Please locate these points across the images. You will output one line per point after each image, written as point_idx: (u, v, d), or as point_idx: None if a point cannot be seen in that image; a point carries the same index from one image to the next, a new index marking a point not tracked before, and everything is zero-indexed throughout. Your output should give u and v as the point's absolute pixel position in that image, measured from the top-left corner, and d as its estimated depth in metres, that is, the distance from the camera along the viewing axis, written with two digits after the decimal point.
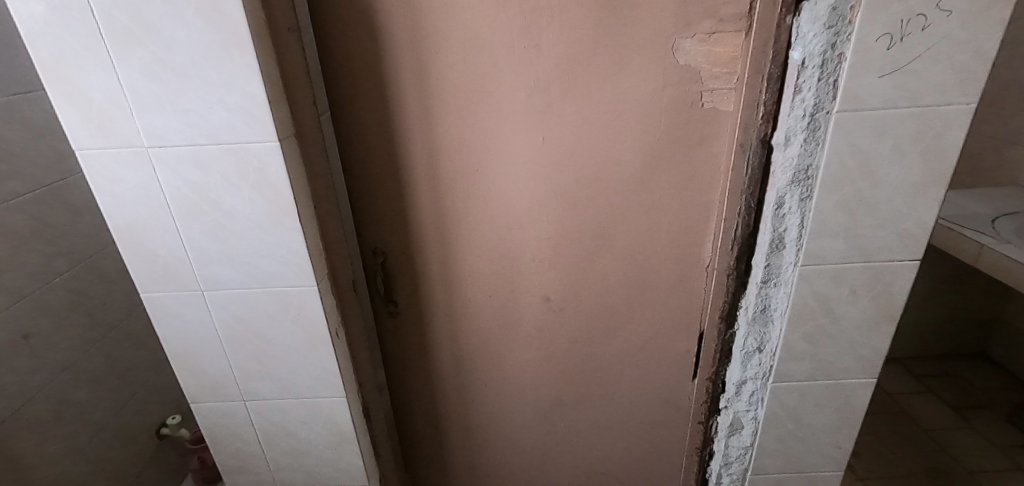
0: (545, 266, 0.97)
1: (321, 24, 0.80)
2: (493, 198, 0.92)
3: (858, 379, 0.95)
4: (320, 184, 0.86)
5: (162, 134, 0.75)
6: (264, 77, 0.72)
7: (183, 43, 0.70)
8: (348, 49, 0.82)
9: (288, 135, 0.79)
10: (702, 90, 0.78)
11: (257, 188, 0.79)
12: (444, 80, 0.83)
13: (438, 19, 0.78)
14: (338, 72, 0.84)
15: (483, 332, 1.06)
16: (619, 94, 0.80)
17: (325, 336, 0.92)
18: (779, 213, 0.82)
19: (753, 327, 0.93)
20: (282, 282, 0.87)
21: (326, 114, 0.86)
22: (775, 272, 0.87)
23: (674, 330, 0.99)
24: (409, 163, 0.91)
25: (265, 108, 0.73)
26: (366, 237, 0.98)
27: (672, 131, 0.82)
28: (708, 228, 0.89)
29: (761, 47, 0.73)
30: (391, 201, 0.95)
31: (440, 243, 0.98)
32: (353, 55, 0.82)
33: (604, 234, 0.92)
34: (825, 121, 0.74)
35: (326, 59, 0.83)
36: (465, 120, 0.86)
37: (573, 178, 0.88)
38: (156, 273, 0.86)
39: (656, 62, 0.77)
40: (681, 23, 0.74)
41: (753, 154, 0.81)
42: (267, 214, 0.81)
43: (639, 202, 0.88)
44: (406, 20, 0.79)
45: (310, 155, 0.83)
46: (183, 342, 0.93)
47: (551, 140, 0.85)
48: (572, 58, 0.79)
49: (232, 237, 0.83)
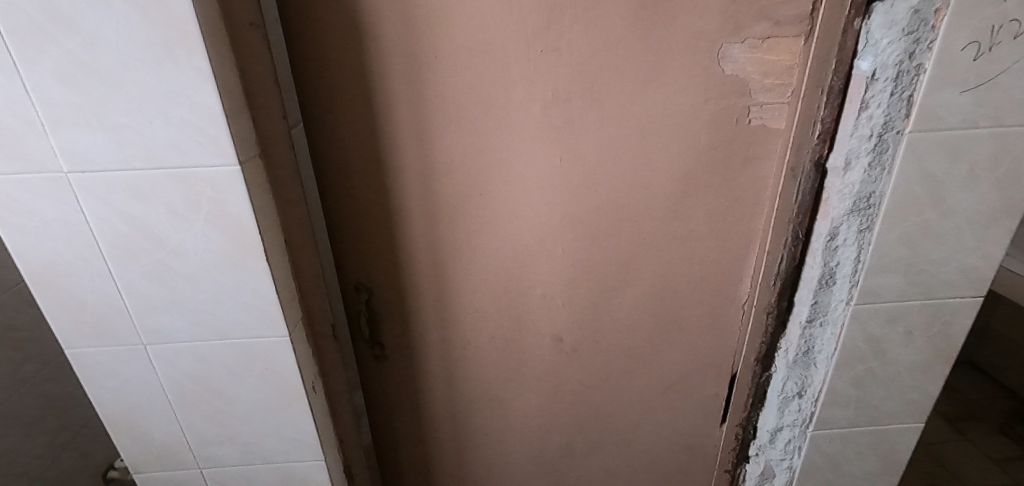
0: (557, 304, 0.84)
1: (291, 19, 0.65)
2: (500, 227, 0.79)
3: (906, 424, 0.85)
4: (293, 213, 0.71)
5: (86, 155, 0.59)
6: (217, 84, 0.57)
7: (110, 41, 0.54)
8: (325, 50, 0.67)
9: (251, 156, 0.64)
10: (750, 105, 0.66)
11: (213, 221, 0.63)
12: (444, 88, 0.69)
13: (438, 15, 0.64)
14: (313, 77, 0.69)
15: (483, 377, 0.92)
16: (652, 109, 0.68)
17: (299, 392, 0.77)
18: (831, 245, 0.72)
19: (794, 371, 0.83)
20: (245, 333, 0.72)
21: (297, 128, 0.71)
22: (821, 310, 0.77)
23: (701, 373, 0.88)
24: (401, 186, 0.76)
25: (220, 124, 0.58)
26: (347, 272, 0.83)
27: (711, 152, 0.70)
28: (748, 261, 0.77)
29: (822, 55, 0.62)
30: (377, 230, 0.80)
31: (436, 278, 0.84)
32: (332, 57, 0.68)
33: (627, 268, 0.80)
34: (894, 143, 0.63)
35: (297, 61, 0.68)
36: (468, 137, 0.72)
37: (594, 204, 0.75)
38: (86, 326, 0.69)
39: (697, 71, 0.65)
40: (729, 26, 0.62)
41: (805, 179, 0.70)
42: (225, 254, 0.66)
43: (670, 231, 0.76)
44: (396, 16, 0.65)
45: (279, 179, 0.68)
46: (121, 404, 0.76)
47: (570, 161, 0.73)
48: (596, 65, 0.66)
49: (181, 282, 0.67)
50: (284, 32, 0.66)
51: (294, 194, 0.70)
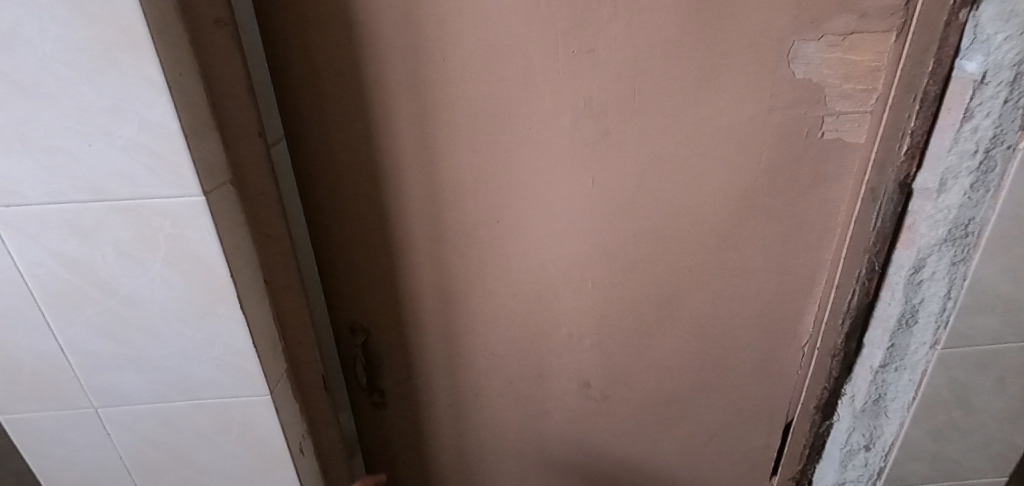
0: (584, 346, 0.73)
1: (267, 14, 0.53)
2: (519, 259, 0.67)
3: (988, 479, 0.73)
4: (272, 247, 0.59)
5: (11, 187, 0.47)
6: (172, 96, 0.45)
7: (32, 43, 0.42)
8: (310, 53, 0.56)
9: (221, 182, 0.52)
10: (823, 115, 0.55)
11: (173, 263, 0.52)
12: (454, 99, 0.58)
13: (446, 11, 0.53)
14: (297, 86, 0.58)
15: (498, 426, 0.80)
16: (704, 122, 0.57)
17: (283, 458, 0.65)
18: (915, 280, 0.60)
19: (861, 422, 0.71)
20: (218, 392, 0.60)
21: (278, 146, 0.59)
22: (898, 354, 0.66)
23: (751, 421, 0.76)
24: (403, 213, 0.65)
25: (178, 145, 0.46)
26: (341, 311, 0.72)
27: (773, 170, 0.59)
28: (811, 297, 0.66)
29: (916, 55, 0.51)
30: (376, 263, 0.69)
31: (446, 317, 0.72)
32: (318, 61, 0.56)
33: (667, 305, 0.69)
34: (1004, 159, 0.52)
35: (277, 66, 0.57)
36: (482, 155, 0.61)
37: (631, 232, 0.64)
38: (23, 388, 0.57)
39: (761, 75, 0.54)
40: (805, 19, 0.51)
41: (886, 203, 0.59)
42: (190, 301, 0.54)
43: (720, 264, 0.65)
44: (395, 10, 0.53)
45: (256, 207, 0.56)
46: (71, 476, 0.64)
47: (604, 182, 0.61)
48: (638, 70, 0.55)
49: (137, 335, 0.55)
50: (261, 32, 0.55)
51: (276, 226, 0.59)
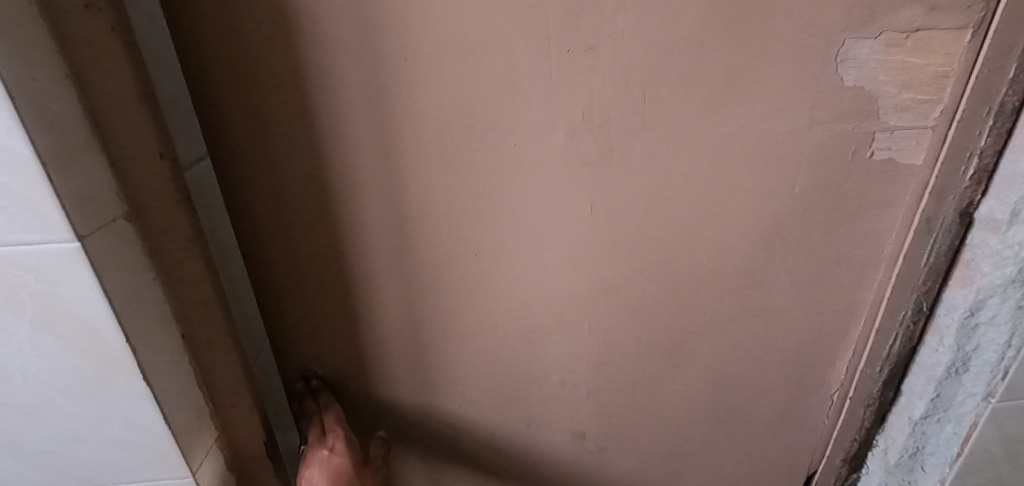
0: (580, 394, 0.62)
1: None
2: (502, 299, 0.56)
3: None
4: (191, 296, 0.47)
5: None
6: (29, 110, 0.31)
7: None
8: (231, 50, 0.43)
9: (110, 221, 0.39)
10: (875, 131, 0.45)
11: (47, 327, 0.39)
12: (419, 109, 0.46)
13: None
14: (218, 93, 0.45)
15: (481, 480, 0.70)
16: (729, 140, 0.46)
17: None
18: (970, 324, 0.51)
19: (894, 476, 0.62)
20: (123, 475, 0.48)
21: (197, 167, 0.47)
22: (942, 405, 0.56)
23: (766, 473, 0.67)
24: (360, 245, 0.53)
25: (39, 181, 0.33)
26: (294, 357, 0.61)
27: (810, 196, 0.48)
28: (845, 341, 0.57)
29: (997, 59, 0.41)
30: (331, 303, 0.57)
31: (416, 363, 0.61)
32: (242, 61, 0.44)
33: (677, 350, 0.59)
34: None
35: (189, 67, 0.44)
36: (455, 178, 0.49)
37: (638, 269, 0.54)
38: None
39: (801, 81, 0.43)
40: (860, 13, 0.40)
41: (943, 236, 0.49)
42: (74, 372, 0.41)
43: (741, 305, 0.55)
44: None
45: (164, 248, 0.44)
46: None
47: (607, 212, 0.51)
48: (650, 75, 0.44)
49: (9, 416, 0.43)
50: (168, 22, 0.42)
51: (195, 270, 0.46)
